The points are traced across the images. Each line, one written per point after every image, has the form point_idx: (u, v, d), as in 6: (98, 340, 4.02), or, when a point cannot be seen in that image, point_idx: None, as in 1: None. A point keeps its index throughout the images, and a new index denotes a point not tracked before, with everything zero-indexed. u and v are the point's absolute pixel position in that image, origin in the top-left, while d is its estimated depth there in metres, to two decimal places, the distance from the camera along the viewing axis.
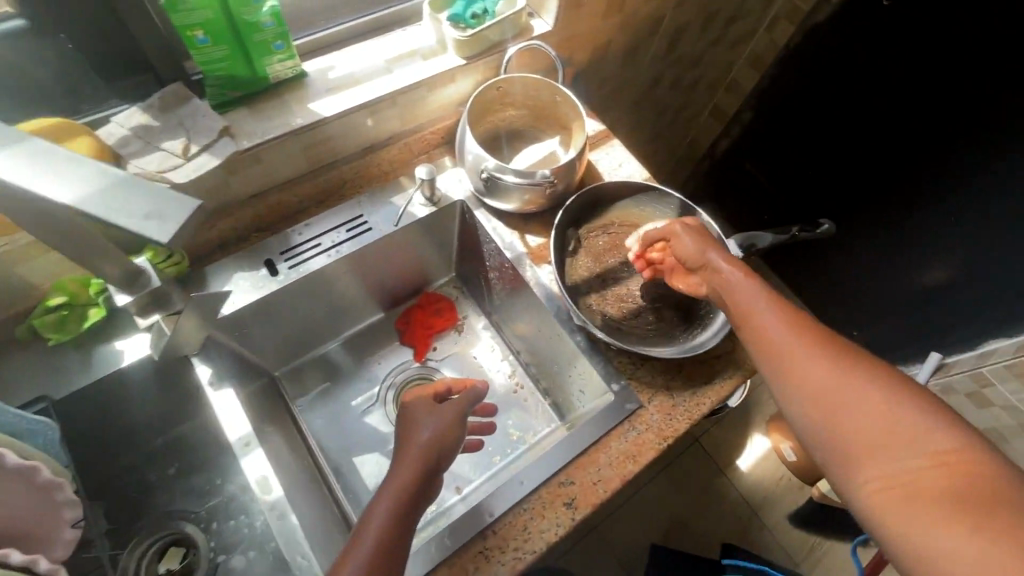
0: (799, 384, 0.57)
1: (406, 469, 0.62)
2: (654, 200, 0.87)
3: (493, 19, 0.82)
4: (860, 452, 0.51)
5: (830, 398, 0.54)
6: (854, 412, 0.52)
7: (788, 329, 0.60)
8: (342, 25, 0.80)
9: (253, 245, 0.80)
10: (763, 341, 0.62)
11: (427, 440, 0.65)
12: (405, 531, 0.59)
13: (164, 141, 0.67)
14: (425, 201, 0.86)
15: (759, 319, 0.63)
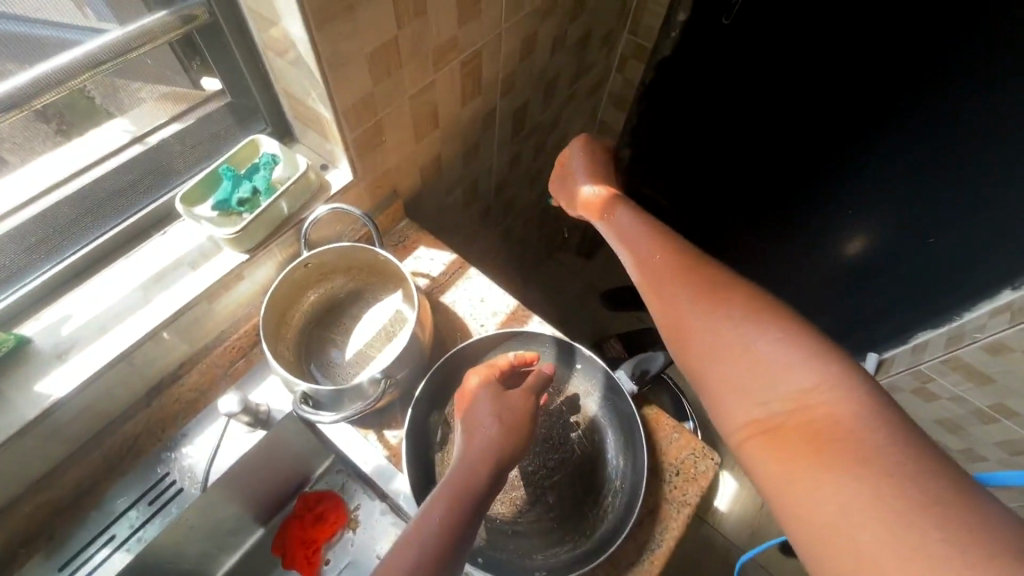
0: (681, 317, 0.47)
1: (469, 463, 0.52)
2: (524, 345, 0.74)
3: (268, 197, 0.67)
4: (741, 403, 0.41)
5: (708, 329, 0.44)
6: (733, 343, 0.43)
7: (657, 259, 0.52)
8: (69, 259, 0.63)
9: (25, 565, 0.61)
10: (637, 273, 0.53)
11: (491, 438, 0.55)
12: (464, 542, 0.48)
13: None
14: (248, 427, 0.68)
15: (633, 247, 0.56)
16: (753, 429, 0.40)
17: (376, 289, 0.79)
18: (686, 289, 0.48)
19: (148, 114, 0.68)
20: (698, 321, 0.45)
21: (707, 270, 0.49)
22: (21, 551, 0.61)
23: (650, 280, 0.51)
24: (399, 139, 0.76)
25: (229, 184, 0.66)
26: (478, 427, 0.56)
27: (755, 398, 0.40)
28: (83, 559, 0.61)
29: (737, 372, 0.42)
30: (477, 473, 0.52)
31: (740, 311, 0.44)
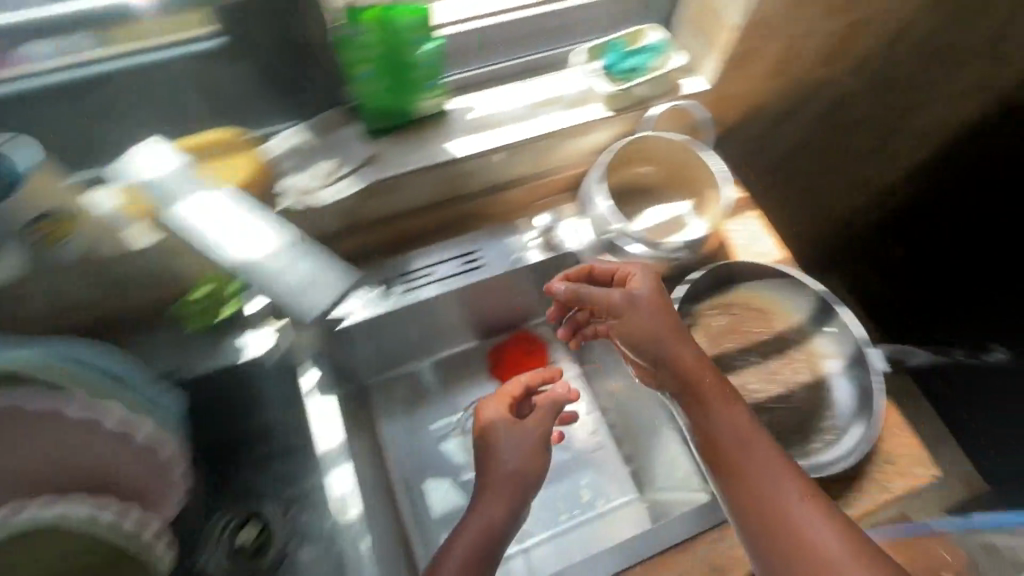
0: (752, 471, 0.60)
1: (488, 508, 0.67)
2: (790, 288, 0.79)
3: (642, 77, 0.79)
4: (754, 527, 0.58)
5: (755, 477, 0.60)
6: (781, 500, 0.58)
7: (771, 456, 0.60)
8: (487, 66, 0.80)
9: (372, 265, 0.82)
10: (733, 459, 0.61)
11: (511, 471, 0.70)
12: (487, 562, 0.63)
13: (318, 162, 0.72)
14: (540, 246, 0.84)
15: (720, 428, 0.63)
16: (770, 550, 0.57)
17: (674, 193, 0.87)
18: (764, 445, 0.62)
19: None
20: (753, 478, 0.60)
21: (790, 468, 0.60)
22: (375, 255, 0.83)
23: (728, 430, 0.62)
24: (758, 71, 0.83)
25: (616, 55, 0.79)
26: (497, 459, 0.70)
27: (784, 536, 0.57)
28: (411, 277, 0.82)
29: (773, 520, 0.58)
30: (473, 508, 0.67)
31: (774, 477, 0.59)
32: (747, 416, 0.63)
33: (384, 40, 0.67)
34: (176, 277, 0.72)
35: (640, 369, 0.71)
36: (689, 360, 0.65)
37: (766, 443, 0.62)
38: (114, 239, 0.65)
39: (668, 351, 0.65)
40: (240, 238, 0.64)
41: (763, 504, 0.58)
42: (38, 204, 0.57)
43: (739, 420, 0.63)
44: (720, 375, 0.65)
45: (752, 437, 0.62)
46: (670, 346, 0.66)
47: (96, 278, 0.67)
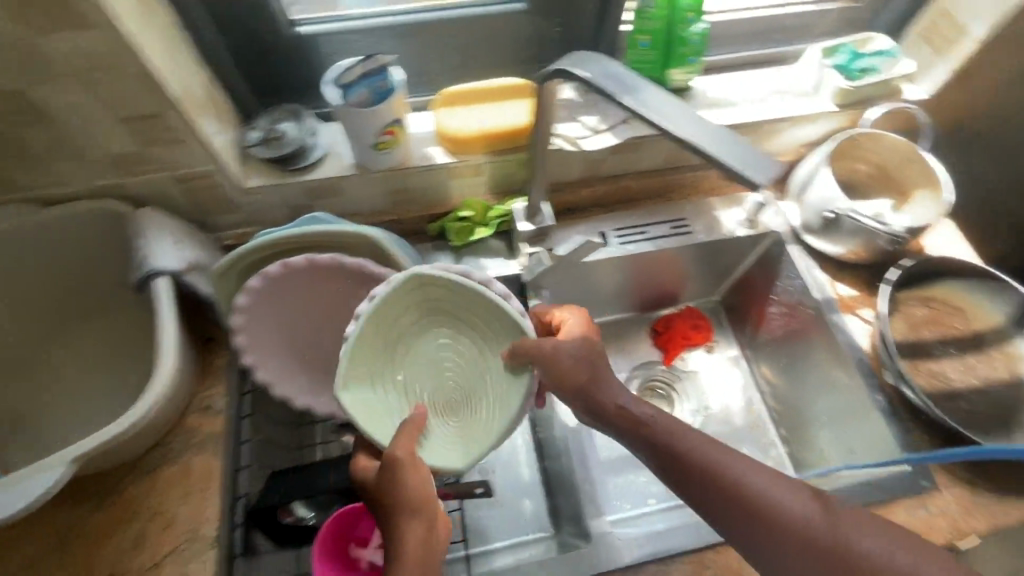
0: (712, 466, 0.53)
1: (411, 533, 0.51)
2: (990, 292, 0.84)
3: (877, 76, 0.86)
4: (725, 502, 0.51)
5: (812, 544, 0.49)
6: (754, 483, 0.51)
7: (700, 443, 0.54)
8: (722, 55, 0.89)
9: (592, 216, 0.91)
10: (687, 454, 0.54)
11: (408, 531, 0.51)
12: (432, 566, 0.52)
13: (581, 116, 0.81)
14: (745, 224, 0.91)
15: (675, 428, 0.57)
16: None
17: (877, 192, 0.92)
18: (701, 434, 0.56)
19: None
20: (695, 459, 0.54)
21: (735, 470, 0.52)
22: (593, 210, 0.92)
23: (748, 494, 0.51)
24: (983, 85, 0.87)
25: (851, 56, 0.86)
26: (394, 487, 0.51)
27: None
28: (625, 234, 0.90)
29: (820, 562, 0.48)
30: (425, 535, 0.52)
31: (792, 491, 0.51)
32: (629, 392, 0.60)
33: (668, 15, 0.76)
34: (444, 199, 0.83)
35: (422, 479, 0.52)
36: (634, 410, 0.59)
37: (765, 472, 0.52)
38: (419, 155, 0.77)
39: (633, 413, 0.58)
40: (710, 128, 0.46)
41: (735, 516, 0.51)
42: (395, 113, 0.68)
43: (698, 441, 0.55)
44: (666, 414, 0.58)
45: (661, 412, 0.58)
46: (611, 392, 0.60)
47: (390, 189, 0.79)
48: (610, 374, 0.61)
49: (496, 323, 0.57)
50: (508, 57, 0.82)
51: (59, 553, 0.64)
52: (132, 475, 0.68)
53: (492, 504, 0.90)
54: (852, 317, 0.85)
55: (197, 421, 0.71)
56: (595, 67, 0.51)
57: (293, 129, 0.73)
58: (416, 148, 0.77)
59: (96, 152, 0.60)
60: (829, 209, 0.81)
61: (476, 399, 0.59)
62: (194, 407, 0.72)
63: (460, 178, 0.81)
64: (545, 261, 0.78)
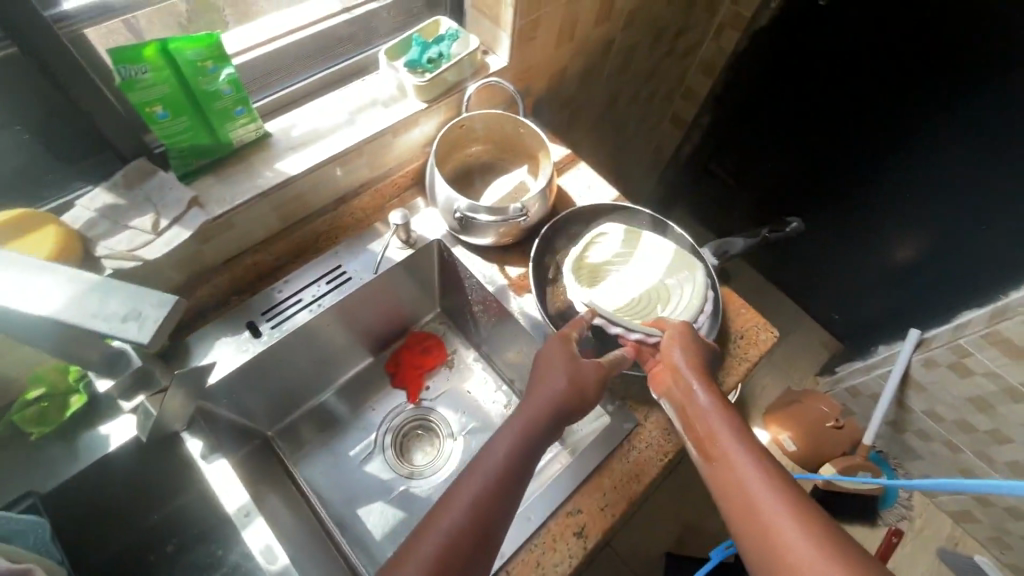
0: (703, 415, 0.61)
1: (510, 435, 0.61)
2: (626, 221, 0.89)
3: (449, 61, 0.84)
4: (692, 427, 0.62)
5: (740, 492, 0.53)
6: (694, 411, 0.62)
7: (714, 414, 0.60)
8: (293, 85, 0.80)
9: (234, 309, 0.78)
10: (694, 412, 0.62)
11: (563, 392, 0.65)
12: (512, 494, 0.58)
13: (132, 219, 0.66)
14: (402, 245, 0.86)
15: (692, 389, 0.64)
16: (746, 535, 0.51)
17: (512, 163, 0.94)
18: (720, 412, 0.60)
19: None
20: (703, 416, 0.61)
21: (728, 415, 0.60)
22: (235, 299, 0.80)
23: (734, 463, 0.55)
24: (546, 37, 0.92)
25: (420, 48, 0.83)
26: (552, 388, 0.66)
27: (747, 520, 0.51)
28: (277, 313, 0.78)
29: (737, 513, 0.52)
30: (529, 453, 0.61)
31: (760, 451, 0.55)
32: (698, 376, 0.64)
33: (170, 75, 0.63)
34: (0, 386, 0.63)
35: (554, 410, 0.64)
36: (715, 404, 0.61)
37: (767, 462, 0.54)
38: None
39: (683, 379, 0.65)
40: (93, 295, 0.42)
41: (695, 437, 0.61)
42: None
43: (713, 415, 0.60)
44: (714, 382, 0.64)
45: (682, 368, 0.65)
46: (686, 386, 0.65)
47: None
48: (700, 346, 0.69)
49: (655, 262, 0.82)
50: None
51: None
52: None
53: None
54: (527, 298, 0.84)
55: None
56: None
57: None
58: None
59: None
60: (454, 210, 0.79)
61: (682, 300, 0.79)
62: None
63: (3, 356, 0.62)
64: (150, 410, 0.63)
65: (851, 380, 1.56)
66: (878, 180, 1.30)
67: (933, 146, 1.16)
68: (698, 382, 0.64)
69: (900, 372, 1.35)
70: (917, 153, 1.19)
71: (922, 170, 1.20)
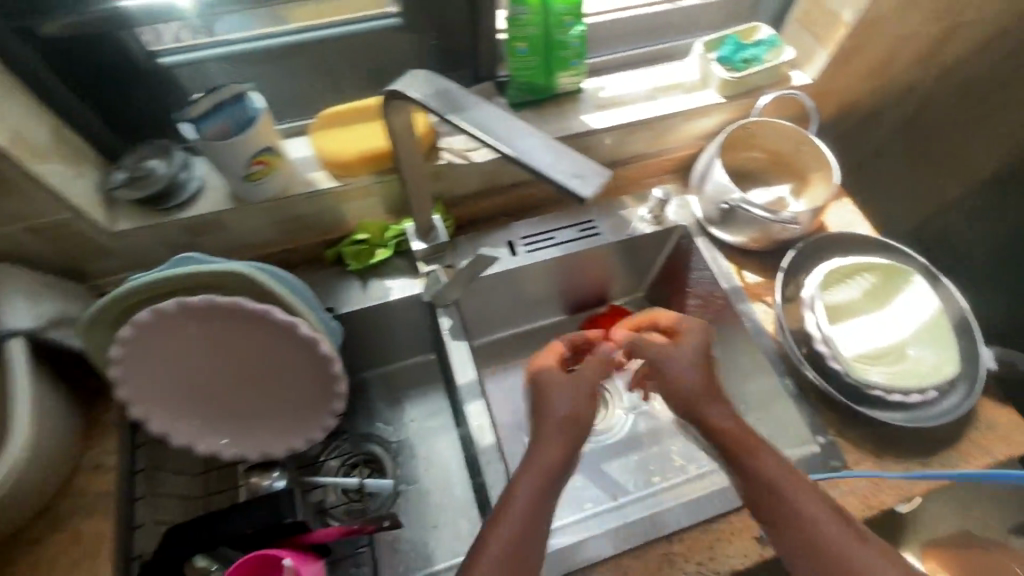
0: (797, 505, 0.55)
1: (550, 450, 0.59)
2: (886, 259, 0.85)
3: (761, 66, 0.86)
4: (795, 524, 0.55)
5: (776, 507, 0.56)
6: (792, 498, 0.56)
7: (822, 513, 0.55)
8: (612, 55, 0.89)
9: (499, 227, 0.90)
10: (797, 512, 0.55)
11: (565, 417, 0.62)
12: (551, 496, 0.58)
13: (469, 126, 0.79)
14: (650, 220, 0.92)
15: (759, 464, 0.58)
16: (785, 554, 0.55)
17: (777, 178, 0.94)
18: (809, 497, 0.56)
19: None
20: (804, 512, 0.55)
21: (826, 514, 0.55)
22: (500, 219, 0.91)
23: (757, 478, 0.58)
24: (861, 67, 0.90)
25: (733, 47, 0.87)
26: (549, 405, 0.64)
27: (813, 565, 0.53)
28: (534, 241, 0.89)
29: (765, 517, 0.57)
30: (562, 459, 0.60)
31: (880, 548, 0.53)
32: (763, 461, 0.58)
33: (542, 21, 0.76)
34: (340, 223, 0.81)
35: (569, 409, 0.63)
36: (734, 429, 0.62)
37: (808, 485, 0.57)
38: (303, 181, 0.75)
39: (755, 465, 0.58)
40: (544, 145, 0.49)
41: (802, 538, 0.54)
42: (264, 142, 0.66)
43: (822, 516, 0.55)
44: (775, 454, 0.59)
45: (757, 450, 0.59)
46: (755, 463, 0.59)
47: (278, 218, 0.76)
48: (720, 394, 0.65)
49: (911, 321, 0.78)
50: (391, 74, 0.81)
51: None
52: (13, 545, 0.64)
53: None
54: (758, 305, 0.85)
55: (87, 480, 0.68)
56: (424, 86, 0.58)
57: (161, 165, 0.70)
58: (300, 176, 0.75)
59: None
60: (723, 200, 0.82)
61: (929, 374, 0.74)
62: (83, 466, 0.69)
63: (353, 200, 0.79)
64: (441, 277, 0.77)
65: None
66: None
67: None
68: (772, 468, 0.58)
69: None
70: None
71: None
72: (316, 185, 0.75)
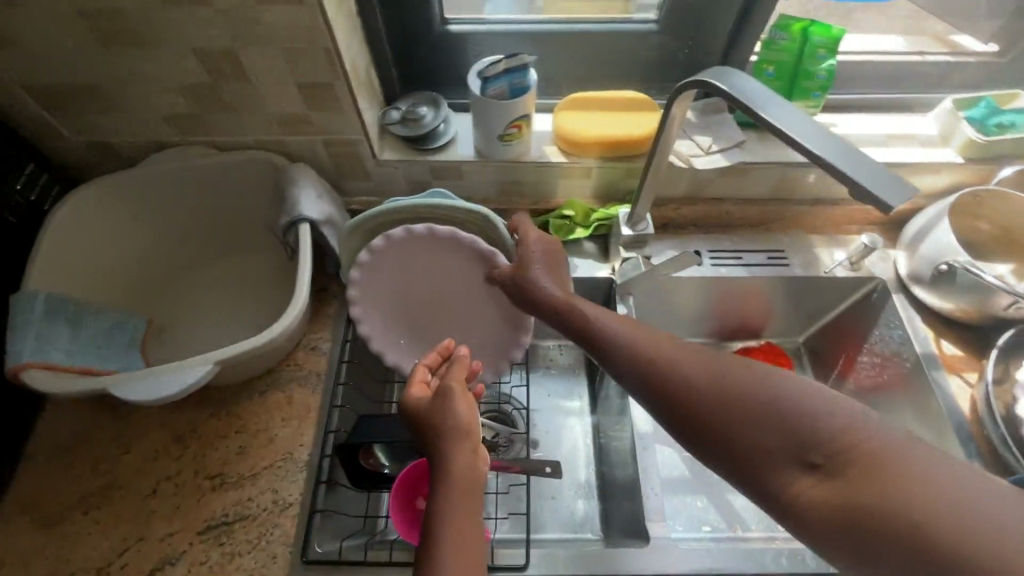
0: (713, 400, 0.47)
1: (457, 455, 0.54)
2: None
3: (1017, 133, 0.81)
4: (732, 422, 0.45)
5: (727, 423, 0.45)
6: (711, 392, 0.47)
7: (718, 383, 0.47)
8: (844, 95, 0.89)
9: (688, 235, 0.92)
10: (666, 389, 0.49)
11: (462, 426, 0.56)
12: (474, 483, 0.53)
13: (696, 134, 0.84)
14: (846, 265, 0.89)
15: (671, 367, 0.50)
16: (732, 439, 0.45)
17: (998, 254, 0.88)
18: (730, 375, 0.47)
19: (917, 39, 0.89)
20: (698, 394, 0.48)
21: (733, 389, 0.46)
22: (690, 229, 0.93)
23: (768, 410, 0.44)
24: None
25: (986, 110, 0.83)
26: (432, 406, 0.58)
27: (790, 475, 0.42)
28: (720, 256, 0.91)
29: (699, 411, 0.47)
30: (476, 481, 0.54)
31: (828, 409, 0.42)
32: (670, 345, 0.52)
33: (797, 48, 0.78)
34: (550, 197, 0.89)
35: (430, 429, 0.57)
36: (641, 353, 0.53)
37: (793, 377, 0.45)
38: (536, 152, 0.83)
39: (674, 367, 0.50)
40: (851, 154, 0.47)
41: (726, 430, 0.45)
42: (525, 110, 0.75)
43: (763, 401, 0.44)
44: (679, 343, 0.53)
45: (658, 349, 0.52)
46: (672, 364, 0.50)
47: (504, 180, 0.85)
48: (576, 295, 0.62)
49: None
50: (633, 74, 0.87)
51: (178, 443, 0.74)
52: (244, 393, 0.77)
53: (544, 496, 0.92)
54: (953, 378, 0.81)
55: (306, 357, 0.80)
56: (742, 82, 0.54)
57: (429, 113, 0.81)
58: (537, 147, 0.84)
59: (273, 109, 0.71)
60: (943, 260, 0.79)
61: None
62: (303, 345, 0.81)
63: (570, 179, 0.86)
64: (641, 265, 0.82)
65: None
66: None
67: None
68: (673, 352, 0.51)
69: None
70: None
71: None
72: (549, 157, 0.83)
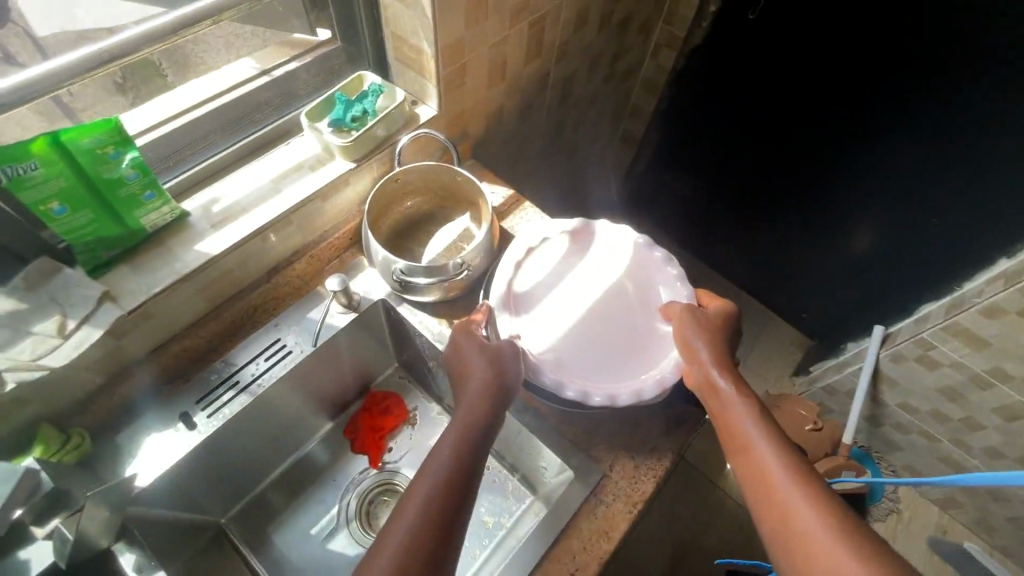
0: (732, 417, 0.60)
1: (453, 430, 0.59)
2: None
3: (375, 117, 0.81)
4: (746, 439, 0.58)
5: (737, 434, 0.59)
6: (737, 409, 0.60)
7: (743, 416, 0.59)
8: (208, 158, 0.77)
9: (168, 399, 0.74)
10: (721, 410, 0.62)
11: (483, 379, 0.63)
12: (460, 502, 0.55)
13: (35, 324, 0.61)
14: (344, 308, 0.82)
15: (735, 410, 0.60)
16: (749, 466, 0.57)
17: (454, 211, 0.91)
18: (743, 413, 0.60)
19: (245, 61, 0.80)
20: (735, 421, 0.60)
21: (767, 419, 0.59)
22: (169, 387, 0.75)
23: (746, 437, 0.58)
24: (476, 82, 0.89)
25: (342, 106, 0.81)
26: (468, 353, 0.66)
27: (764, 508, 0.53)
28: (213, 398, 0.75)
29: (737, 445, 0.59)
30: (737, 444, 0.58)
31: (774, 452, 0.56)
32: (739, 383, 0.62)
33: (63, 170, 0.59)
34: None
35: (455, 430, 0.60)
36: (714, 381, 0.63)
37: (784, 447, 0.56)
38: None
39: (721, 391, 0.62)
40: None
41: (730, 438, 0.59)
42: None
43: (759, 434, 0.57)
44: (747, 384, 0.63)
45: (707, 360, 0.64)
46: (734, 402, 0.61)
47: None
48: (674, 307, 0.71)
49: (584, 271, 0.76)
50: None
51: None
52: None
53: None
54: None
55: None
56: None
57: None
58: None
59: None
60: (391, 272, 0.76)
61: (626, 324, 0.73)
62: None
63: None
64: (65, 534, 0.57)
65: (826, 379, 1.46)
66: (839, 179, 1.23)
67: (875, 143, 1.11)
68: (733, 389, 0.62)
69: (873, 367, 1.27)
70: (863, 146, 1.13)
71: (888, 160, 1.12)
72: None
